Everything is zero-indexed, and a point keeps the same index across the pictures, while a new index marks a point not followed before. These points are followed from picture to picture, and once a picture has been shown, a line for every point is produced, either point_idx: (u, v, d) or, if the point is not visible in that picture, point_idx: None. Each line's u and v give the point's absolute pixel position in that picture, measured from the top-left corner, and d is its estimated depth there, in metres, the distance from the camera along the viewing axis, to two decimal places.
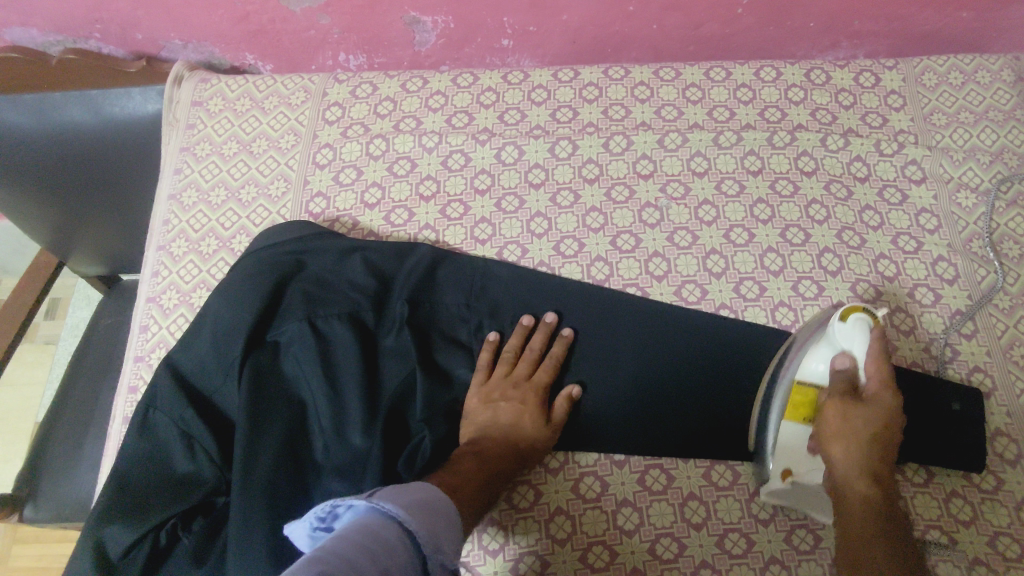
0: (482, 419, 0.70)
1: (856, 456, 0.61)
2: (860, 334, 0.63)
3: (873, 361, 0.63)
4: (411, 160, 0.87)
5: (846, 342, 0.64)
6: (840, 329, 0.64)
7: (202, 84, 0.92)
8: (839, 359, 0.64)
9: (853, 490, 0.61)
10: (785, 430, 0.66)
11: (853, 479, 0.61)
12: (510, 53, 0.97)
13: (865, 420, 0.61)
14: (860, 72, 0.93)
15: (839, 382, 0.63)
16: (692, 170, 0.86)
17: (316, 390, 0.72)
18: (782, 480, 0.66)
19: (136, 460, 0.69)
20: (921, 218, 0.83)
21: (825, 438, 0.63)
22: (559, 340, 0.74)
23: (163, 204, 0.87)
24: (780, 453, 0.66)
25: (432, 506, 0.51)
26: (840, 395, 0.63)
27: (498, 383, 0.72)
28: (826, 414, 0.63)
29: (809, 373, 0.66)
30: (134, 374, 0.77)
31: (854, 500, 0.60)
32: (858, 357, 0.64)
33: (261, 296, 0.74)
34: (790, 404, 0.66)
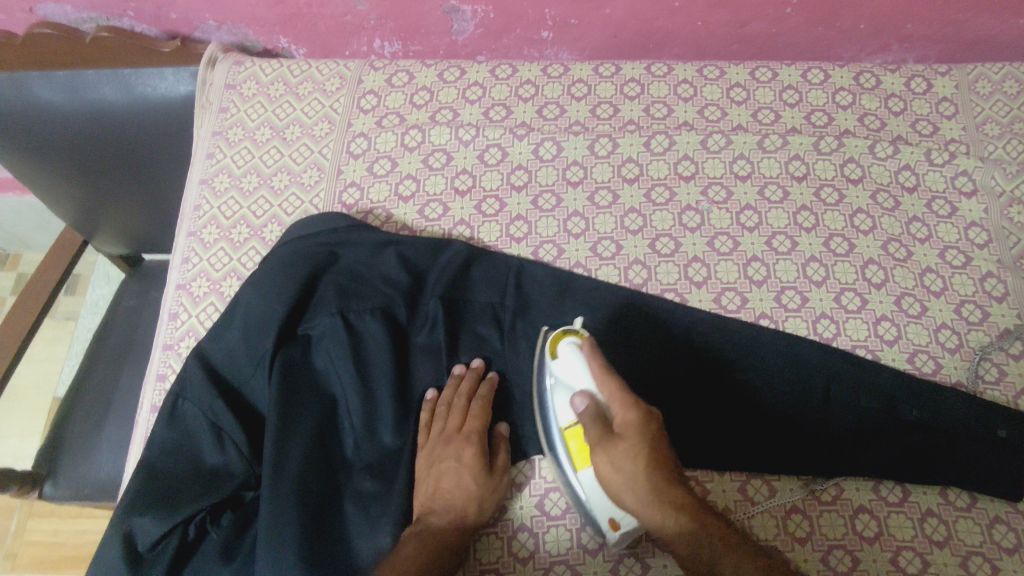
0: (424, 492, 0.65)
1: (641, 485, 0.56)
2: (575, 362, 0.64)
3: (603, 384, 0.61)
4: (446, 153, 0.85)
5: (574, 377, 0.63)
6: (556, 365, 0.65)
7: (236, 66, 0.91)
8: (574, 397, 0.62)
9: (664, 522, 0.56)
10: (585, 480, 0.63)
11: (655, 513, 0.56)
12: (549, 45, 0.95)
13: (625, 452, 0.57)
14: (912, 77, 0.90)
15: (585, 421, 0.60)
16: (735, 173, 0.84)
17: (348, 386, 0.70)
18: (613, 531, 0.62)
19: (167, 451, 0.68)
20: (970, 231, 0.80)
21: (612, 486, 0.58)
22: (485, 382, 0.71)
23: (194, 188, 0.85)
24: (593, 505, 0.63)
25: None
26: (593, 435, 0.59)
27: (433, 446, 0.68)
28: (602, 472, 0.58)
29: (567, 416, 0.65)
30: (163, 362, 0.77)
31: (671, 532, 0.56)
32: (589, 386, 0.62)
33: (293, 289, 0.73)
34: (573, 452, 0.64)
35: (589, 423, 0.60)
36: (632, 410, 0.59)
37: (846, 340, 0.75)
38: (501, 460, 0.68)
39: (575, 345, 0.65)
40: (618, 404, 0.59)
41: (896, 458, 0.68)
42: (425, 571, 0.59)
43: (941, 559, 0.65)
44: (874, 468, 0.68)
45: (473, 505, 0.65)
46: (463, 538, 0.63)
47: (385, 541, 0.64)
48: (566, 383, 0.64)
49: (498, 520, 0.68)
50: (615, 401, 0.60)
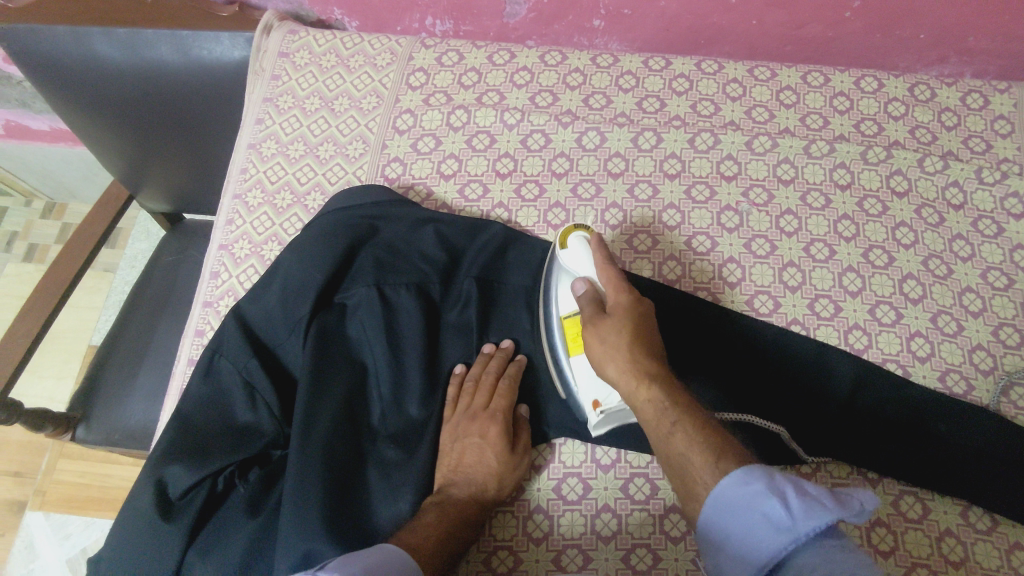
0: (448, 464, 0.68)
1: (620, 354, 0.61)
2: (581, 252, 0.69)
3: (604, 272, 0.67)
4: (490, 136, 0.85)
5: (577, 265, 0.69)
6: (565, 256, 0.70)
7: (291, 35, 0.92)
8: (575, 281, 0.68)
9: (637, 393, 0.59)
10: (574, 363, 0.68)
11: (631, 384, 0.59)
12: (600, 35, 0.94)
13: (612, 325, 0.62)
14: (968, 93, 0.88)
15: (582, 302, 0.66)
16: (778, 177, 0.83)
17: (379, 357, 0.72)
18: (594, 411, 0.66)
19: (201, 404, 0.71)
20: (1015, 254, 0.79)
21: (595, 356, 0.63)
22: (513, 363, 0.73)
23: (242, 152, 0.87)
24: (581, 389, 0.68)
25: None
26: (588, 310, 0.65)
27: (458, 419, 0.70)
28: (589, 341, 0.63)
29: (568, 306, 0.69)
30: (202, 318, 0.79)
31: (643, 404, 0.58)
32: (591, 274, 0.68)
33: (333, 258, 0.74)
34: (567, 337, 0.69)
35: (586, 302, 0.66)
36: (625, 295, 0.65)
37: (877, 353, 0.74)
38: (523, 440, 0.70)
39: (583, 239, 0.70)
40: (615, 288, 0.65)
41: (919, 472, 0.68)
42: (446, 539, 0.61)
43: None
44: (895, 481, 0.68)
45: (495, 481, 0.66)
46: (482, 512, 0.65)
47: (405, 509, 0.66)
48: (569, 272, 0.70)
49: (516, 498, 0.70)
50: (612, 288, 0.66)
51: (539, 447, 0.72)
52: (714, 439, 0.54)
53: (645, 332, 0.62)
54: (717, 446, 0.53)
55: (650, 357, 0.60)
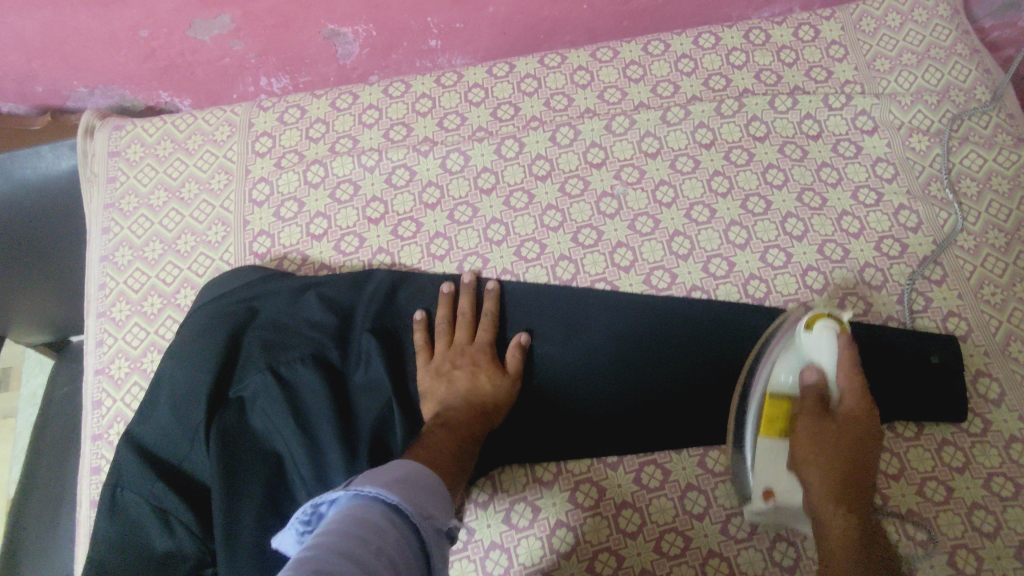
0: (440, 392, 0.68)
1: (825, 471, 0.60)
2: (828, 344, 0.63)
3: (845, 372, 0.63)
4: (353, 183, 0.82)
5: (817, 354, 0.64)
6: (806, 338, 0.64)
7: (115, 131, 0.87)
8: (808, 369, 0.64)
9: (829, 511, 0.58)
10: (762, 448, 0.65)
11: (822, 500, 0.59)
12: (440, 54, 0.93)
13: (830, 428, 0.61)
14: (799, 26, 0.91)
15: (809, 395, 0.63)
16: (644, 152, 0.84)
17: (289, 439, 0.68)
18: (763, 501, 0.64)
19: (112, 545, 0.65)
20: (877, 167, 0.82)
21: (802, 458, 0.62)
22: (488, 295, 0.75)
23: (95, 267, 0.81)
24: (756, 471, 0.65)
25: (409, 480, 0.49)
26: (811, 406, 0.63)
27: (444, 355, 0.71)
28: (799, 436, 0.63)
29: (779, 386, 0.66)
30: (94, 454, 0.73)
31: (830, 526, 0.58)
32: (829, 369, 0.64)
33: (217, 353, 0.70)
34: (765, 419, 0.65)
35: (811, 397, 0.63)
36: (865, 408, 0.62)
37: (778, 297, 0.76)
38: (509, 364, 0.71)
39: (835, 329, 0.64)
40: (852, 396, 0.62)
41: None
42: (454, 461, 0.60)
43: (898, 492, 0.67)
44: None
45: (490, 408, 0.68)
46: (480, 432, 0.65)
47: None
48: (802, 354, 0.65)
49: (469, 540, 0.68)
50: (847, 388, 0.63)
51: (479, 484, 0.70)
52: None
53: (862, 456, 0.60)
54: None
55: (854, 489, 0.59)
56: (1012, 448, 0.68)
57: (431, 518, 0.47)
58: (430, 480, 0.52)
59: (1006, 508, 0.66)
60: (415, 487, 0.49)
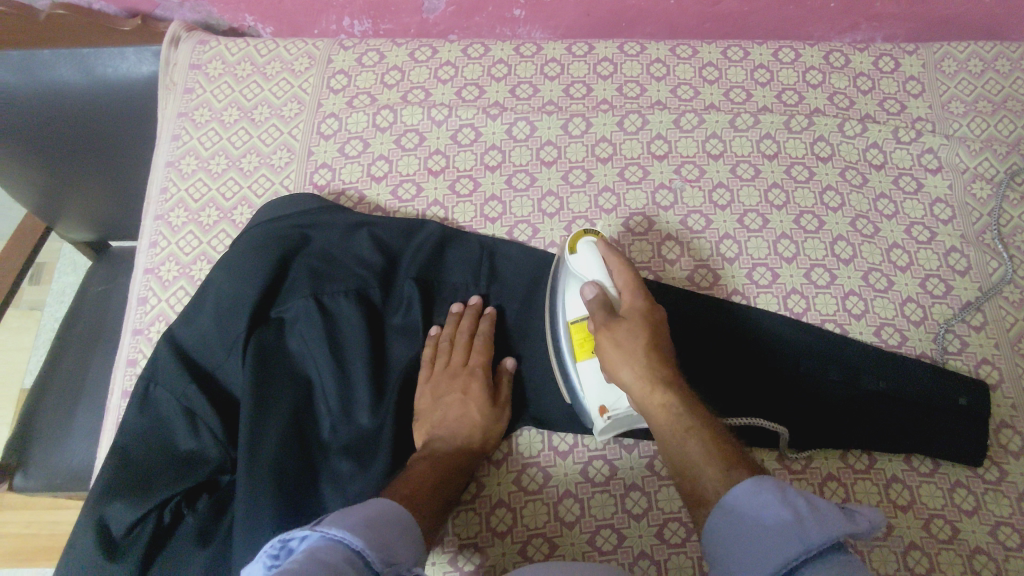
0: (432, 419, 0.69)
1: (639, 362, 0.61)
2: (592, 260, 0.68)
3: (619, 280, 0.66)
4: (419, 134, 0.84)
5: (588, 269, 0.68)
6: (574, 261, 0.69)
7: (200, 45, 0.89)
8: (585, 286, 0.66)
9: (654, 400, 0.60)
10: (580, 368, 0.68)
11: (648, 392, 0.61)
12: (522, 24, 0.94)
13: (629, 328, 0.63)
14: (880, 56, 0.91)
15: (593, 308, 0.65)
16: (707, 152, 0.84)
17: (323, 368, 0.70)
18: (601, 417, 0.66)
19: (139, 436, 0.67)
20: (935, 207, 0.82)
21: (610, 363, 0.63)
22: (485, 318, 0.73)
23: (160, 171, 0.84)
24: (586, 393, 0.67)
25: (380, 520, 0.51)
26: (600, 317, 0.64)
27: (438, 377, 0.71)
28: (601, 340, 0.63)
29: (576, 311, 0.68)
30: (133, 347, 0.75)
31: (659, 409, 0.60)
32: (601, 278, 0.67)
33: (265, 272, 0.72)
34: (574, 344, 0.68)
35: (599, 307, 0.65)
36: (642, 304, 0.65)
37: (816, 315, 0.76)
38: (504, 394, 0.71)
39: (593, 244, 0.69)
40: (630, 296, 0.65)
41: (746, 401, 0.71)
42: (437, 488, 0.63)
43: (904, 523, 0.68)
44: (841, 440, 0.70)
45: (489, 441, 0.69)
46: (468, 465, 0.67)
47: None
48: (577, 278, 0.69)
49: (478, 494, 0.69)
50: (623, 292, 0.66)
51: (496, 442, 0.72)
52: (723, 455, 0.56)
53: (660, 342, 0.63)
54: (728, 459, 0.56)
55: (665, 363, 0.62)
56: None
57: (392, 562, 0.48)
58: (401, 521, 0.53)
59: (1008, 558, 0.66)
60: (384, 528, 0.50)
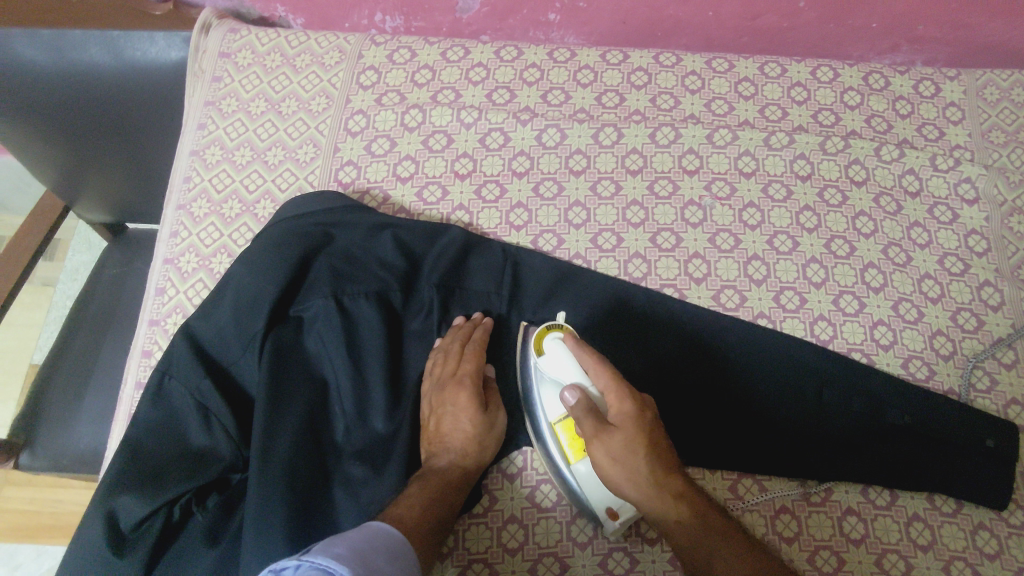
0: (429, 435, 0.67)
1: (641, 476, 0.58)
2: (563, 358, 0.64)
3: (596, 376, 0.61)
4: (447, 136, 0.83)
5: (563, 371, 0.64)
6: (544, 362, 0.66)
7: (230, 33, 0.88)
8: (563, 392, 0.62)
9: (668, 514, 0.58)
10: (582, 471, 0.65)
11: (657, 505, 0.58)
12: (555, 28, 0.92)
13: (621, 443, 0.58)
14: (921, 80, 0.89)
15: (578, 416, 0.61)
16: (739, 170, 0.83)
17: (339, 371, 0.69)
18: (612, 521, 0.64)
19: (152, 429, 0.66)
20: (970, 239, 0.80)
21: (610, 478, 0.60)
22: (480, 328, 0.71)
23: (184, 159, 0.83)
24: (591, 496, 0.65)
25: (368, 547, 0.48)
26: (588, 427, 0.60)
27: (432, 390, 0.68)
28: (596, 458, 0.60)
29: (557, 411, 0.66)
30: (148, 337, 0.74)
31: (674, 525, 0.58)
32: (578, 378, 0.63)
33: (286, 269, 0.71)
34: (568, 446, 0.65)
35: (583, 416, 0.61)
36: (627, 404, 0.60)
37: (842, 343, 0.75)
38: (493, 403, 0.69)
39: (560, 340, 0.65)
40: (612, 396, 0.60)
41: (737, 456, 0.69)
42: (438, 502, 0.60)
43: (924, 563, 0.66)
44: (863, 474, 0.68)
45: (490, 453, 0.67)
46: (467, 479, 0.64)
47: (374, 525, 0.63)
48: (555, 379, 0.65)
49: (490, 508, 0.68)
50: (606, 389, 0.61)
51: (511, 456, 0.71)
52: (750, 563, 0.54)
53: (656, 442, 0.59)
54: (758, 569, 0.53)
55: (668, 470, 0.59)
56: None
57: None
58: (392, 547, 0.50)
59: None
60: (372, 555, 0.47)
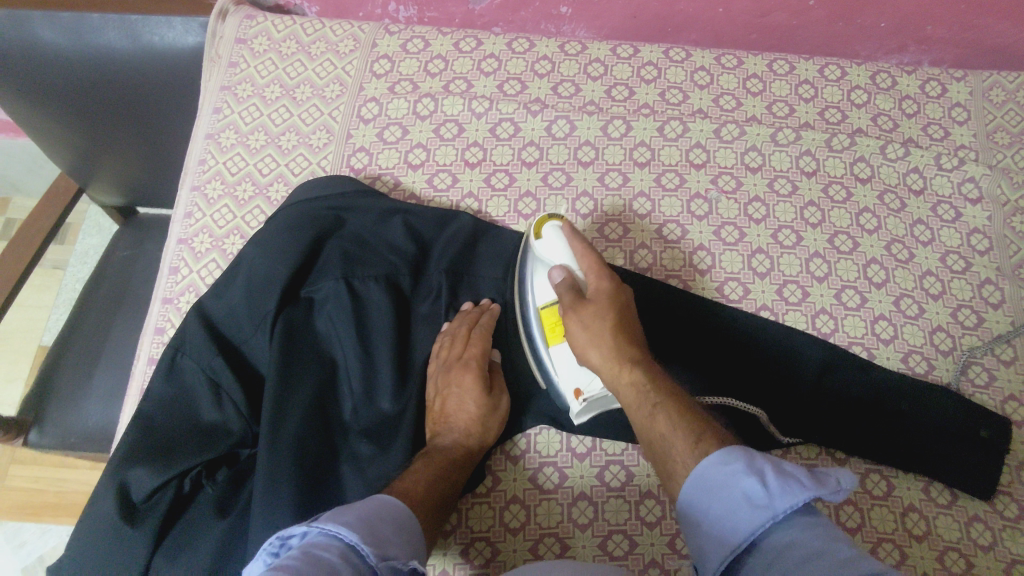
0: (435, 415, 0.68)
1: (607, 338, 0.61)
2: (558, 243, 0.68)
3: (583, 259, 0.66)
4: (458, 124, 0.84)
5: (553, 255, 0.68)
6: (540, 247, 0.69)
7: (247, 20, 0.90)
8: (552, 270, 0.66)
9: (622, 376, 0.59)
10: (553, 351, 0.68)
11: (614, 369, 0.60)
12: (567, 22, 0.93)
13: (594, 310, 0.62)
14: (927, 80, 0.90)
15: (562, 290, 0.65)
16: (746, 164, 0.84)
17: (348, 353, 0.70)
18: (576, 399, 0.66)
19: (164, 405, 0.68)
20: (972, 237, 0.81)
21: (579, 344, 0.62)
22: (486, 314, 0.72)
23: (199, 142, 0.84)
24: (561, 376, 0.68)
25: (377, 516, 0.49)
26: (567, 299, 0.64)
27: (439, 372, 0.70)
28: (571, 325, 0.63)
29: (545, 296, 0.68)
30: (161, 315, 0.76)
31: (625, 385, 0.59)
32: (568, 262, 0.67)
33: (299, 251, 0.72)
34: (546, 327, 0.68)
35: (566, 289, 0.65)
36: (609, 284, 0.64)
37: (843, 336, 0.76)
38: (498, 383, 0.71)
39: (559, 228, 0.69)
40: (596, 276, 0.65)
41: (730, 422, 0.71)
42: (445, 481, 0.61)
43: (919, 553, 0.67)
44: None
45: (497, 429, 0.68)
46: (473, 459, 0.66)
47: None
48: (544, 263, 0.69)
49: (494, 489, 0.70)
50: (591, 272, 0.65)
51: (514, 438, 0.72)
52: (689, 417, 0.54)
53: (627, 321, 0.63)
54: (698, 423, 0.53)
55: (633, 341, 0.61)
56: None
57: (389, 558, 0.46)
58: (400, 518, 0.51)
59: None
60: (380, 525, 0.48)
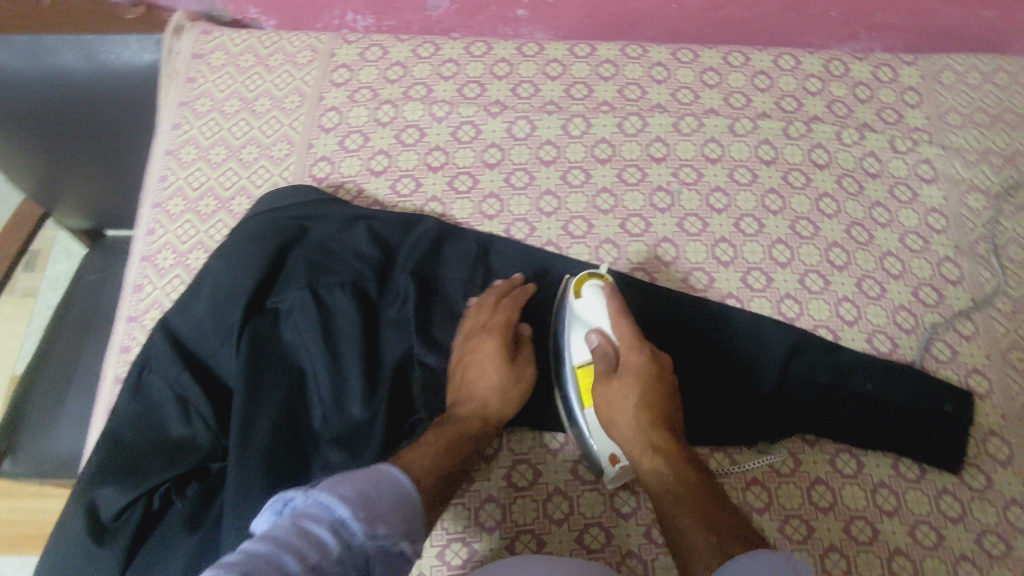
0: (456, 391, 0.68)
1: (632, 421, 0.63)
2: (596, 303, 0.69)
3: (616, 325, 0.67)
4: (419, 129, 0.84)
5: (592, 317, 0.69)
6: (579, 305, 0.70)
7: (203, 35, 0.90)
8: (590, 333, 0.68)
9: (644, 461, 0.62)
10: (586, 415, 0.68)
11: (636, 453, 0.63)
12: (524, 24, 0.94)
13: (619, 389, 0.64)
14: (879, 66, 0.92)
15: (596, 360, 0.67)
16: (705, 156, 0.85)
17: (316, 361, 0.70)
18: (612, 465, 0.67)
19: (130, 422, 0.67)
20: (930, 217, 0.83)
21: (608, 421, 0.65)
22: (517, 289, 0.73)
23: (160, 159, 0.84)
24: (595, 441, 0.67)
25: (376, 488, 0.47)
26: (599, 369, 0.66)
27: (463, 346, 0.70)
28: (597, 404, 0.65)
29: (582, 355, 0.69)
30: (126, 333, 0.75)
31: (647, 472, 0.62)
32: (605, 325, 0.68)
33: (262, 262, 0.72)
34: (581, 391, 0.69)
35: (599, 359, 0.67)
36: (639, 354, 0.65)
37: (808, 320, 0.77)
38: (524, 355, 0.71)
39: (598, 288, 0.70)
40: (627, 345, 0.66)
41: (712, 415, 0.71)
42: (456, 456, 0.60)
43: (891, 528, 0.68)
44: None
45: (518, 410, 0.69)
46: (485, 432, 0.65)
47: None
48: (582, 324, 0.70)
49: (468, 490, 0.70)
50: (624, 339, 0.66)
51: None
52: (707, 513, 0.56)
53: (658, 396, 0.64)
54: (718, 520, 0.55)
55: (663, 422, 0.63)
56: (1010, 510, 0.69)
57: (378, 536, 0.44)
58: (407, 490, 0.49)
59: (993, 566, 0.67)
60: (378, 497, 0.47)
